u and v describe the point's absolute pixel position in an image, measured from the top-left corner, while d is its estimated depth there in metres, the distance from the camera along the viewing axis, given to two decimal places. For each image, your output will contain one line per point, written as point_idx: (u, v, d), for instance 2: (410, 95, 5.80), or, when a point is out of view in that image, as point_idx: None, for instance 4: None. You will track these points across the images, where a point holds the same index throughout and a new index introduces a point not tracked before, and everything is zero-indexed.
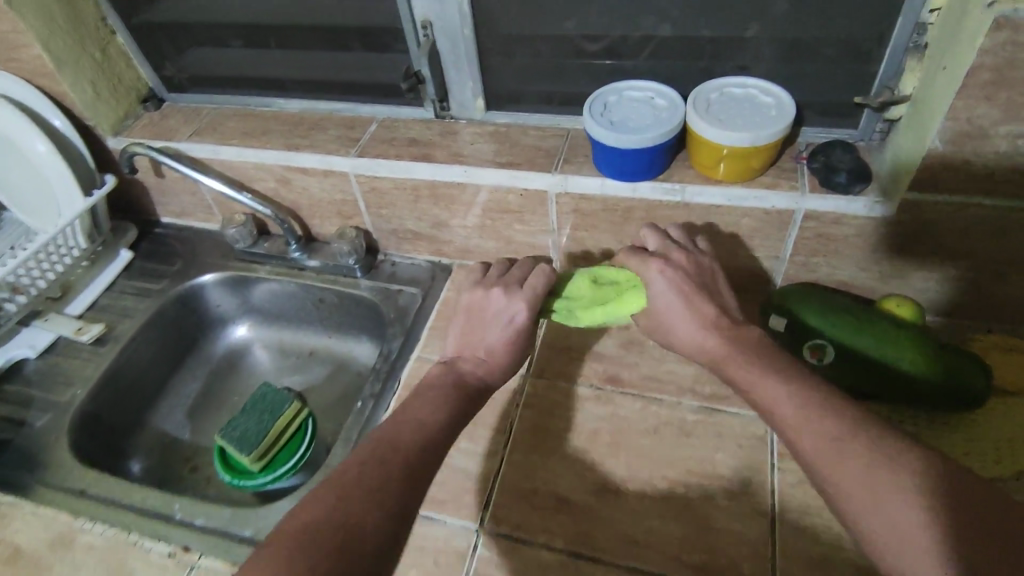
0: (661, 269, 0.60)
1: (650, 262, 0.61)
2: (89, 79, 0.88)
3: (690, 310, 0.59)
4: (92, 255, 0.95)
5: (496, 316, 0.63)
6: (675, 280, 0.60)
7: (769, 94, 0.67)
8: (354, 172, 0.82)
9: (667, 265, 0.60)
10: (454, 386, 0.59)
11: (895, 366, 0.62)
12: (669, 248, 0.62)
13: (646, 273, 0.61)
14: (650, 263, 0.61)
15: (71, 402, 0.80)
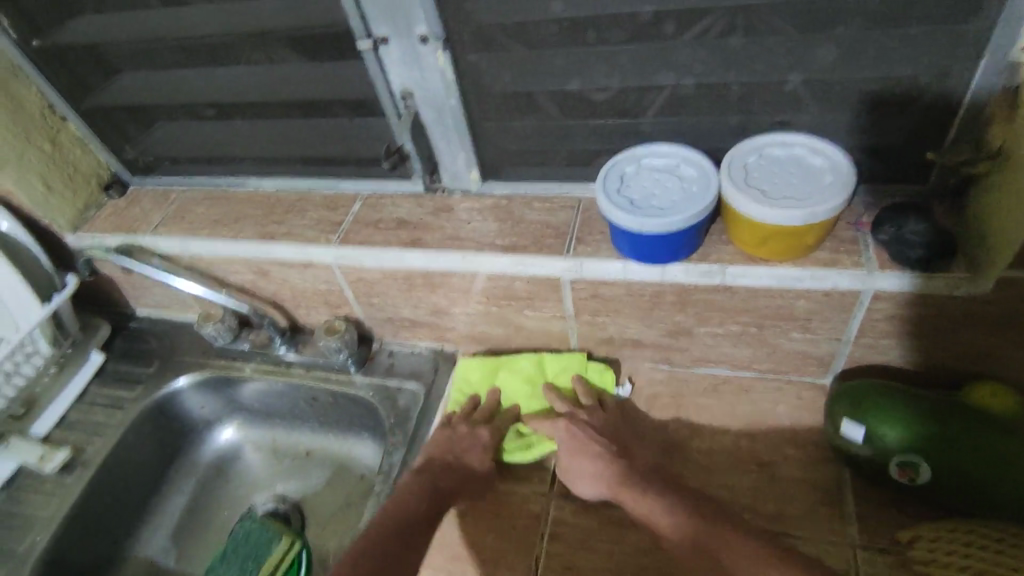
0: (565, 427, 0.65)
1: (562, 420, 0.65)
2: (38, 174, 0.79)
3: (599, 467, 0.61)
4: (60, 359, 0.86)
5: (461, 444, 0.66)
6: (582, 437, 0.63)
7: (819, 154, 0.56)
8: (338, 262, 0.72)
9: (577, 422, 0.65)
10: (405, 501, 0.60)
11: (1008, 487, 0.50)
12: (581, 411, 0.66)
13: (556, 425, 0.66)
14: (559, 425, 0.65)
15: (30, 551, 0.70)
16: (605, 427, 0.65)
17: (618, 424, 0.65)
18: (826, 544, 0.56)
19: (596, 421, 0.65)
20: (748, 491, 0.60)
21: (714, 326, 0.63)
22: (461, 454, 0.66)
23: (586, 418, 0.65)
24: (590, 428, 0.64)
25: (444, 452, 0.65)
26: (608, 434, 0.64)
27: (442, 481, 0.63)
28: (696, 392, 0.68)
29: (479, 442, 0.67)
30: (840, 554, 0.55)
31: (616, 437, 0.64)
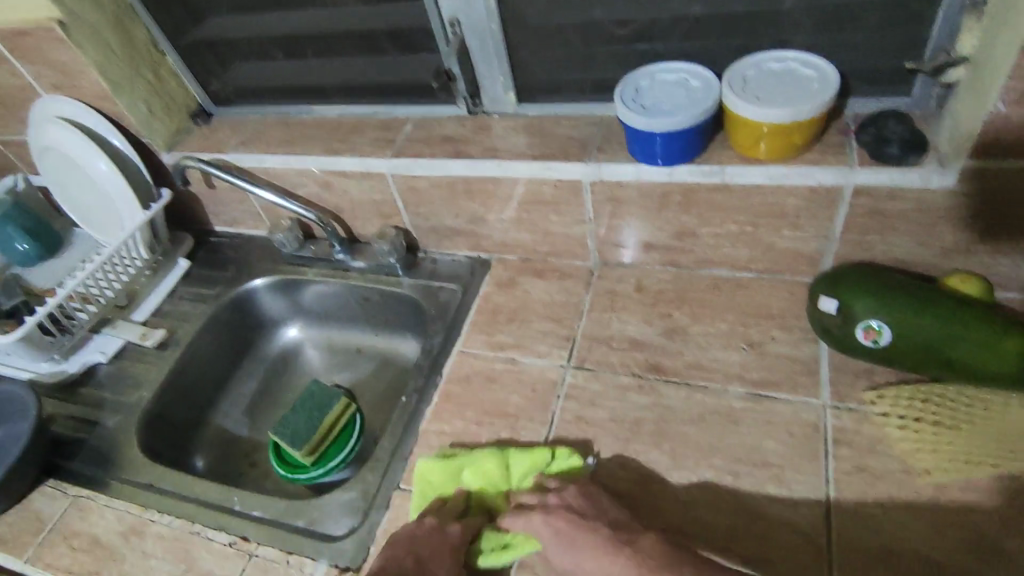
0: (541, 521, 0.59)
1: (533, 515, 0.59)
2: (143, 99, 0.93)
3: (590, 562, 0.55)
4: (153, 264, 1.00)
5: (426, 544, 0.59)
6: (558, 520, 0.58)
7: (810, 67, 0.64)
8: (391, 172, 0.84)
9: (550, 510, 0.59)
10: None
11: (958, 351, 0.57)
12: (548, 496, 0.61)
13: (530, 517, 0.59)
14: (534, 518, 0.59)
15: (138, 403, 0.85)
16: (580, 503, 0.59)
17: (589, 493, 0.60)
18: (804, 404, 0.64)
19: (568, 499, 0.59)
20: (738, 365, 0.69)
21: (715, 227, 0.73)
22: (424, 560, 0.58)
23: (558, 501, 0.60)
24: (561, 509, 0.59)
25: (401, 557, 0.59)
26: (588, 512, 0.58)
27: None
28: (700, 289, 0.77)
29: (448, 541, 0.60)
30: (813, 412, 0.64)
31: (595, 509, 0.59)
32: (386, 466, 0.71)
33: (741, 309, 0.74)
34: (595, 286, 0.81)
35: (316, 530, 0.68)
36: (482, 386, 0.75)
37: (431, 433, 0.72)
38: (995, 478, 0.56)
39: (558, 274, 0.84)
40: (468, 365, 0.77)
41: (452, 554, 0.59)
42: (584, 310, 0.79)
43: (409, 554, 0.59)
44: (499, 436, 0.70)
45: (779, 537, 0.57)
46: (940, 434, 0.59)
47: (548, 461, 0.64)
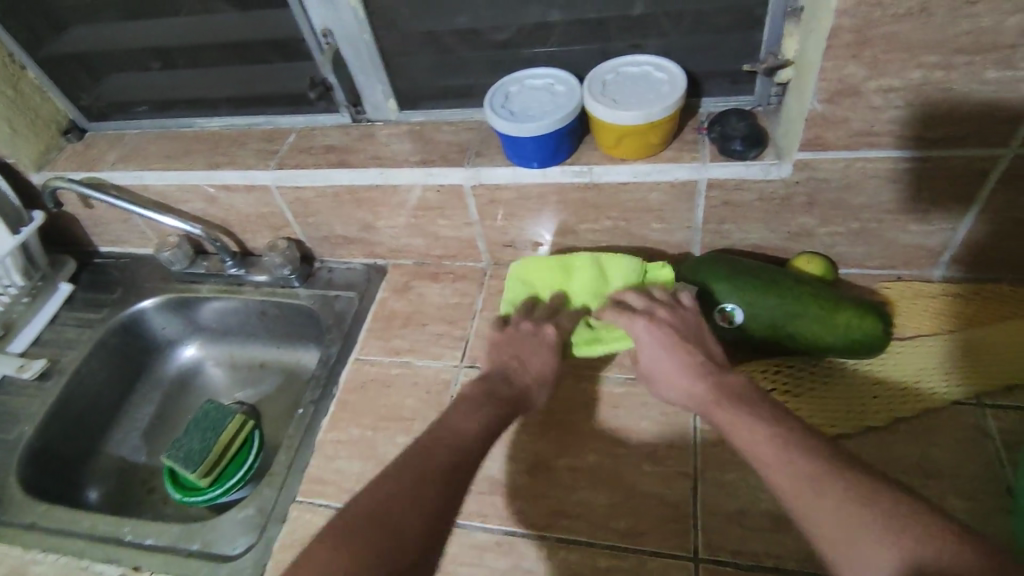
0: (644, 324, 0.61)
1: (637, 320, 0.61)
2: (4, 117, 0.87)
3: (677, 362, 0.57)
4: (32, 291, 0.95)
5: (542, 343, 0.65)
6: (661, 337, 0.59)
7: (662, 70, 0.68)
8: (276, 184, 0.83)
9: (654, 321, 0.60)
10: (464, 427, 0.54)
11: (799, 325, 0.63)
12: (653, 307, 0.62)
13: (632, 323, 0.62)
14: (637, 322, 0.61)
15: (18, 439, 0.81)
16: (684, 325, 0.60)
17: (699, 322, 0.61)
18: None
19: (675, 317, 0.61)
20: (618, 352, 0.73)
21: (592, 223, 0.77)
22: (525, 359, 0.63)
23: (667, 316, 0.61)
24: (666, 325, 0.60)
25: (507, 359, 0.63)
26: (686, 333, 0.60)
27: (507, 393, 0.59)
28: None
29: (545, 341, 0.65)
30: None
31: (697, 337, 0.59)
32: (283, 479, 0.70)
33: None
34: (487, 286, 0.84)
35: (211, 552, 0.67)
36: (378, 392, 0.76)
37: (328, 442, 0.72)
38: (839, 438, 0.62)
39: (452, 276, 0.86)
40: (364, 372, 0.78)
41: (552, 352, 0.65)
42: (476, 309, 0.81)
43: (515, 357, 0.63)
44: (394, 439, 0.71)
45: (651, 511, 0.61)
46: (790, 403, 0.65)
47: (643, 273, 0.70)
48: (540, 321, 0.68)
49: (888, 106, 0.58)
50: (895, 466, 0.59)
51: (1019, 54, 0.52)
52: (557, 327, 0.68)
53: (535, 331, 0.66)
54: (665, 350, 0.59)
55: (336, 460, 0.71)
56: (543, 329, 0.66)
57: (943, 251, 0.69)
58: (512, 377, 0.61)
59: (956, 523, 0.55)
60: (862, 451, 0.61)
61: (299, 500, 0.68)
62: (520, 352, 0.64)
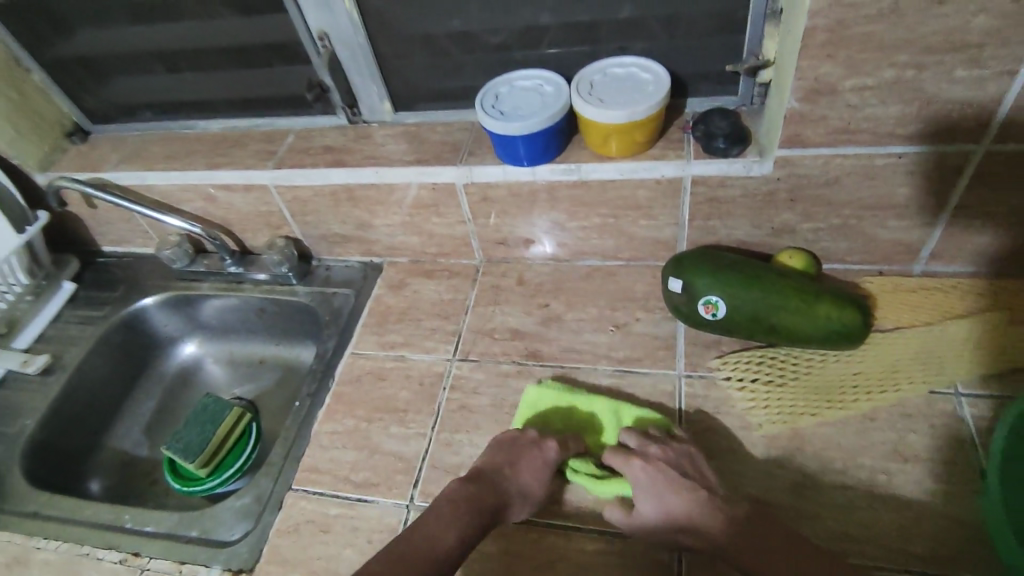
0: (640, 465, 0.60)
1: (632, 460, 0.61)
2: (9, 119, 0.90)
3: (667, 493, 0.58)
4: (36, 289, 0.97)
5: (534, 455, 0.62)
6: (655, 474, 0.59)
7: (647, 71, 0.71)
8: (274, 183, 0.85)
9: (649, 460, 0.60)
10: (443, 543, 0.54)
11: (780, 317, 0.65)
12: (648, 444, 0.62)
13: (625, 461, 0.61)
14: (633, 462, 0.60)
15: (22, 431, 0.83)
16: (680, 462, 0.60)
17: (693, 455, 0.61)
18: (662, 376, 0.71)
19: (670, 452, 0.60)
20: (607, 345, 0.75)
21: (581, 221, 0.79)
22: (517, 470, 0.61)
23: (660, 454, 0.60)
24: (661, 462, 0.60)
25: (500, 465, 0.61)
26: (681, 467, 0.59)
27: (487, 498, 0.59)
28: (575, 279, 0.83)
29: (546, 458, 0.62)
30: (669, 382, 0.70)
31: (691, 472, 0.59)
32: (279, 469, 0.72)
33: (611, 295, 0.80)
34: (480, 282, 0.86)
35: (209, 539, 0.68)
36: (373, 385, 0.77)
37: (323, 433, 0.74)
38: (820, 426, 0.64)
39: (446, 273, 0.88)
40: (359, 366, 0.80)
41: (549, 473, 0.62)
42: (469, 305, 0.83)
43: (505, 467, 0.61)
44: (388, 430, 0.73)
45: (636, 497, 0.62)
46: (772, 392, 0.67)
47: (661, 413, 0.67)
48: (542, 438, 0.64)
49: (863, 105, 0.60)
50: (874, 453, 0.61)
51: (986, 54, 0.54)
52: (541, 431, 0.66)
53: (537, 442, 0.63)
54: (659, 487, 0.58)
55: (332, 450, 0.72)
56: (546, 441, 0.63)
57: (922, 246, 0.71)
58: (500, 491, 0.60)
59: (933, 505, 0.57)
60: (842, 437, 0.62)
61: (296, 489, 0.70)
62: (513, 458, 0.62)
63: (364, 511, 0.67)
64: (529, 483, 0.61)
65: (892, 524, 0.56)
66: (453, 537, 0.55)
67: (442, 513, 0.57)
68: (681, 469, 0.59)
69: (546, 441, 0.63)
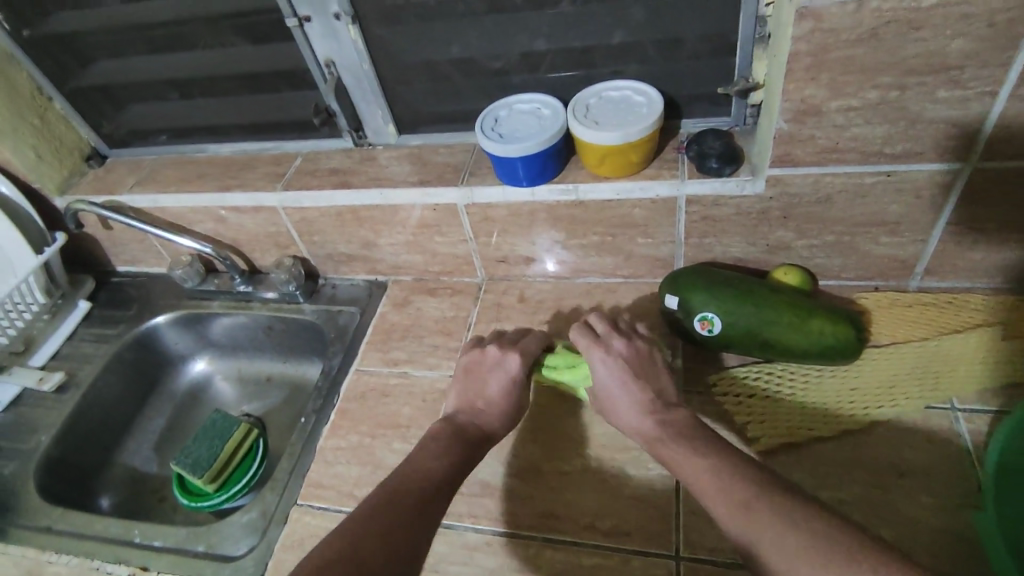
0: (602, 356, 0.63)
1: (594, 348, 0.64)
2: (31, 144, 0.94)
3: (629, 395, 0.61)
4: (52, 308, 1.00)
5: (499, 369, 0.67)
6: (616, 368, 0.63)
7: (641, 94, 0.73)
8: (282, 205, 0.88)
9: (609, 354, 0.63)
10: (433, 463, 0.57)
11: (773, 332, 0.66)
12: (612, 336, 0.65)
13: (590, 355, 0.64)
14: (595, 353, 0.64)
15: (36, 447, 0.85)
16: (636, 358, 0.63)
17: (651, 351, 0.64)
18: None
19: (631, 350, 0.64)
20: None
21: (580, 239, 0.81)
22: (485, 395, 0.65)
23: (621, 347, 0.64)
24: (621, 357, 0.63)
25: (472, 400, 0.65)
26: (637, 363, 0.63)
27: (468, 428, 0.62)
28: (575, 296, 0.85)
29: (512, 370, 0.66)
30: None
31: (646, 369, 0.63)
32: (285, 484, 0.74)
33: (610, 311, 0.82)
34: (482, 300, 0.88)
35: (215, 553, 0.70)
36: (376, 401, 0.79)
37: (328, 448, 0.76)
38: (818, 440, 0.64)
39: (449, 291, 0.90)
40: (364, 382, 0.82)
41: (518, 384, 0.66)
42: (471, 322, 0.85)
43: (475, 397, 0.65)
44: (391, 445, 0.74)
45: (634, 513, 0.63)
46: (768, 406, 0.67)
47: None
48: (505, 352, 0.68)
49: (850, 125, 0.61)
50: (871, 467, 0.61)
51: (966, 74, 0.56)
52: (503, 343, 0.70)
53: (503, 355, 0.68)
54: (624, 383, 0.61)
55: (336, 465, 0.74)
56: (511, 354, 0.68)
57: (916, 262, 0.72)
58: (477, 419, 0.63)
59: (929, 519, 0.57)
60: (838, 451, 0.63)
61: (300, 503, 0.71)
62: (481, 383, 0.66)
63: None
64: (499, 399, 0.65)
65: (889, 538, 0.57)
66: (443, 459, 0.57)
67: (429, 442, 0.60)
68: (640, 365, 0.63)
69: (506, 355, 0.67)
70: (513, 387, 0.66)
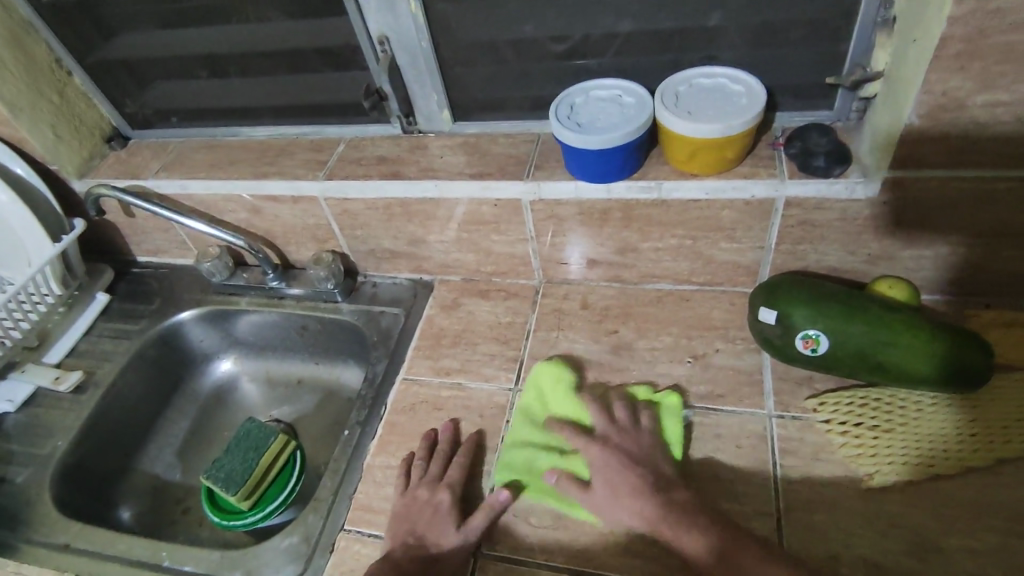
0: (599, 450, 0.61)
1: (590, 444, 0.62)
2: (49, 122, 0.87)
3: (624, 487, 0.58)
4: (68, 300, 0.92)
5: (426, 503, 0.62)
6: (610, 462, 0.60)
7: (739, 83, 0.65)
8: (324, 195, 0.80)
9: (607, 445, 0.61)
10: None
11: (888, 355, 0.58)
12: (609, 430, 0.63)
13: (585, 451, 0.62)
14: (592, 446, 0.62)
15: (52, 454, 0.78)
16: (640, 450, 0.61)
17: (654, 446, 0.62)
18: (751, 415, 0.65)
19: (628, 442, 0.62)
20: (685, 378, 0.69)
21: (656, 242, 0.73)
22: (426, 533, 0.60)
23: (616, 441, 0.62)
24: (615, 450, 0.61)
25: (405, 532, 0.60)
26: (639, 459, 0.60)
27: (411, 561, 0.58)
28: (644, 303, 0.77)
29: (439, 508, 0.61)
30: (759, 423, 0.64)
31: (650, 461, 0.60)
32: (329, 506, 0.67)
33: (685, 322, 0.74)
34: (540, 305, 0.80)
35: None
36: (428, 414, 0.72)
37: (376, 467, 0.69)
38: (937, 479, 0.58)
39: (502, 293, 0.83)
40: (413, 393, 0.74)
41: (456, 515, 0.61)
42: (530, 329, 0.78)
43: (410, 535, 0.60)
44: None
45: None
46: (879, 439, 0.60)
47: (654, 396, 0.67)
48: (435, 482, 0.64)
49: (992, 122, 0.54)
50: (1002, 512, 0.55)
51: None
52: (432, 479, 0.64)
53: (432, 488, 0.63)
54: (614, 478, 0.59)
55: (386, 487, 0.67)
56: (440, 489, 0.63)
57: None
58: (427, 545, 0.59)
59: None
60: (965, 493, 0.56)
61: (348, 529, 0.64)
62: (413, 511, 0.62)
63: None
64: (439, 536, 0.60)
65: None
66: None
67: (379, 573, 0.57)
68: (636, 458, 0.60)
69: (433, 493, 0.62)
70: (450, 521, 0.61)
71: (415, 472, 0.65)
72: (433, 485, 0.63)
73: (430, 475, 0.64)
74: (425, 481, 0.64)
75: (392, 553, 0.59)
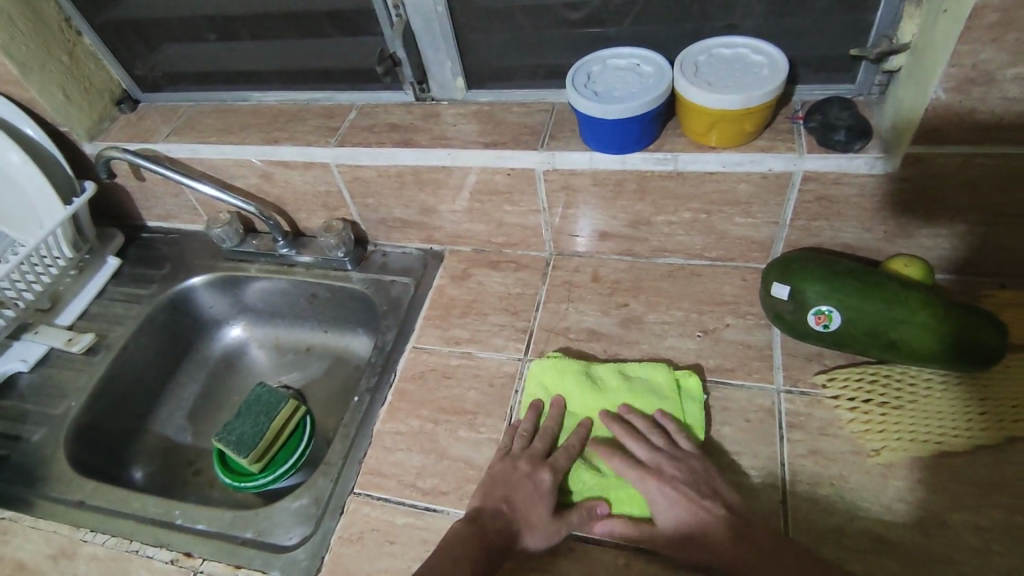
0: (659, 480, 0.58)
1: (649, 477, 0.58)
2: (59, 84, 0.86)
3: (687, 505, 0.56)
4: (79, 263, 0.92)
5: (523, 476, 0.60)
6: (676, 490, 0.57)
7: (761, 53, 0.63)
8: (335, 162, 0.80)
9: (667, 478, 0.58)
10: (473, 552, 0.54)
11: (903, 333, 0.58)
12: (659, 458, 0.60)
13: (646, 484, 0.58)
14: (650, 478, 0.58)
15: (66, 414, 0.79)
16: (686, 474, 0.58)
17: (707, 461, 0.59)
18: (759, 390, 0.65)
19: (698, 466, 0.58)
20: (694, 352, 0.69)
21: (669, 215, 0.73)
22: (518, 505, 0.58)
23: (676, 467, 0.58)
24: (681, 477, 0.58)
25: (498, 500, 0.58)
26: (699, 482, 0.57)
27: (495, 534, 0.56)
28: (654, 277, 0.77)
29: (537, 486, 0.59)
30: (767, 396, 0.64)
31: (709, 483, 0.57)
32: (340, 469, 0.67)
33: (696, 297, 0.74)
34: (551, 277, 0.80)
35: (265, 541, 0.64)
36: (438, 383, 0.72)
37: (386, 433, 0.69)
38: (944, 455, 0.58)
39: (513, 265, 0.82)
40: (422, 361, 0.75)
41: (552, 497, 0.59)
42: (540, 301, 0.78)
43: (503, 500, 0.58)
44: (456, 433, 0.68)
45: None
46: (888, 415, 0.61)
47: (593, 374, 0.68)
48: (538, 459, 0.62)
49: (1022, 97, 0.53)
50: (1008, 489, 0.55)
51: None
52: (532, 454, 0.62)
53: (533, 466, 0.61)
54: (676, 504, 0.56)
55: (396, 452, 0.67)
56: (541, 470, 0.60)
57: None
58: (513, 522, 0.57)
59: None
60: (971, 471, 0.57)
61: (357, 493, 0.65)
62: (508, 482, 0.60)
63: (432, 522, 0.62)
64: (528, 514, 0.58)
65: None
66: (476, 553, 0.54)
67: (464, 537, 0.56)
68: (695, 477, 0.57)
69: (534, 470, 0.60)
70: (547, 501, 0.59)
71: (519, 442, 0.64)
72: (535, 462, 0.61)
73: (534, 450, 0.63)
74: (529, 457, 0.62)
75: (478, 514, 0.58)
